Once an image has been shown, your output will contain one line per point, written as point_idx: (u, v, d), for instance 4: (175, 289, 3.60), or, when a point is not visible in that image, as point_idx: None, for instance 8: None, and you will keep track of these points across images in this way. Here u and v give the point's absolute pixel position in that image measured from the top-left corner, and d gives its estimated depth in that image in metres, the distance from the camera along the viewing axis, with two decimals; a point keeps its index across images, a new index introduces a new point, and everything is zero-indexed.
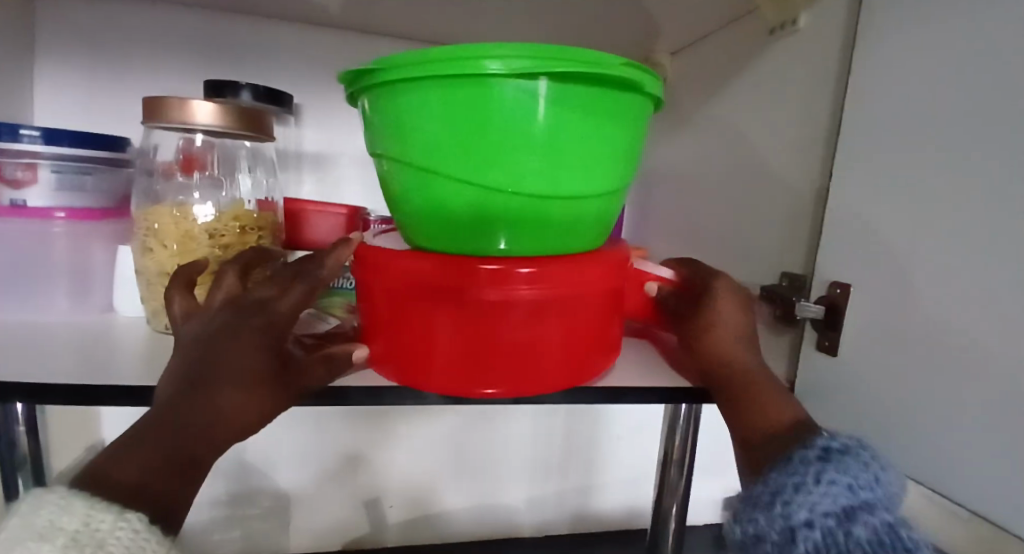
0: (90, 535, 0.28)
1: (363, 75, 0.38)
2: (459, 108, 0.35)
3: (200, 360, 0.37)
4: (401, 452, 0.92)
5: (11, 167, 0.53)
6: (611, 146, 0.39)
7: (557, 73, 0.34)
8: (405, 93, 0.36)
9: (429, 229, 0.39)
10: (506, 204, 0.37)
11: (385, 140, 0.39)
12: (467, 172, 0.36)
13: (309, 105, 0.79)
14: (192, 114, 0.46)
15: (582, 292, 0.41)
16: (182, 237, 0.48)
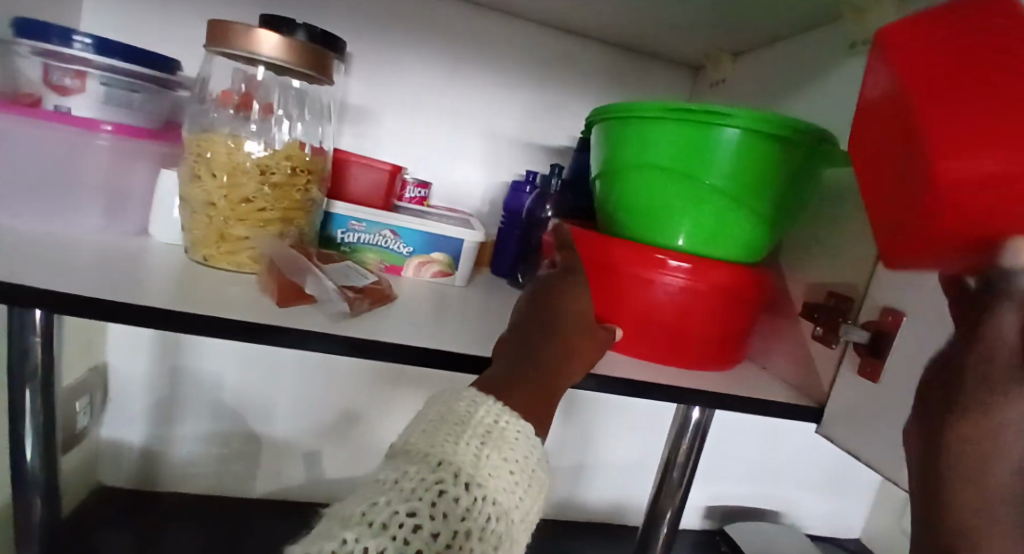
0: (499, 430, 0.31)
1: (607, 114, 0.52)
2: (680, 141, 0.48)
3: (534, 312, 0.42)
4: (401, 415, 0.94)
5: (62, 75, 0.52)
6: (783, 182, 0.48)
7: (758, 127, 0.45)
8: (642, 127, 0.49)
9: (629, 224, 0.53)
10: (693, 213, 0.49)
11: (612, 158, 0.53)
12: (670, 187, 0.49)
13: (358, 56, 0.77)
14: (257, 44, 0.45)
15: (738, 295, 0.51)
16: (234, 169, 0.46)
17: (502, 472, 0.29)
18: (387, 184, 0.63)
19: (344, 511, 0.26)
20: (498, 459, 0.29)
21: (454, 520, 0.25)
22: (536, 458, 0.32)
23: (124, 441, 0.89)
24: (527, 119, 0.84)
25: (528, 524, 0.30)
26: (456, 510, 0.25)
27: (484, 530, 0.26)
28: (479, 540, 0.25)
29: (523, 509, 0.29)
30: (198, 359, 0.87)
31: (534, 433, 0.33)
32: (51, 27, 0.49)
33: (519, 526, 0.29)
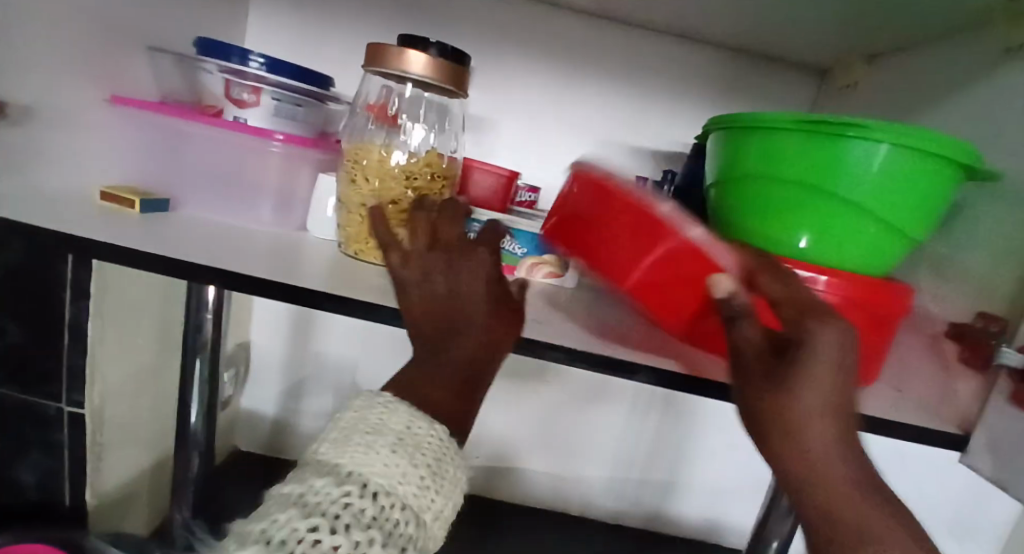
0: (412, 437, 0.32)
1: (730, 123, 0.52)
2: (810, 153, 0.46)
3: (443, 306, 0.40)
4: (499, 411, 0.96)
5: (241, 90, 0.60)
6: (922, 196, 0.46)
7: (898, 140, 0.43)
8: (768, 138, 0.48)
9: (747, 234, 0.52)
10: (820, 226, 0.48)
11: (731, 168, 0.52)
12: (796, 198, 0.48)
13: (479, 69, 0.82)
14: (407, 63, 0.50)
15: (872, 308, 0.48)
16: (384, 174, 0.53)
17: (413, 477, 0.29)
18: (505, 188, 0.67)
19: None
20: (411, 463, 0.30)
21: (363, 527, 0.26)
22: (448, 457, 0.33)
23: (260, 411, 1.01)
24: (637, 126, 0.84)
25: (442, 522, 0.31)
26: (363, 519, 0.26)
27: (396, 532, 0.27)
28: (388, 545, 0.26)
29: (436, 509, 0.30)
30: (323, 343, 0.97)
31: (446, 434, 0.34)
32: (232, 48, 0.58)
33: (434, 521, 0.30)
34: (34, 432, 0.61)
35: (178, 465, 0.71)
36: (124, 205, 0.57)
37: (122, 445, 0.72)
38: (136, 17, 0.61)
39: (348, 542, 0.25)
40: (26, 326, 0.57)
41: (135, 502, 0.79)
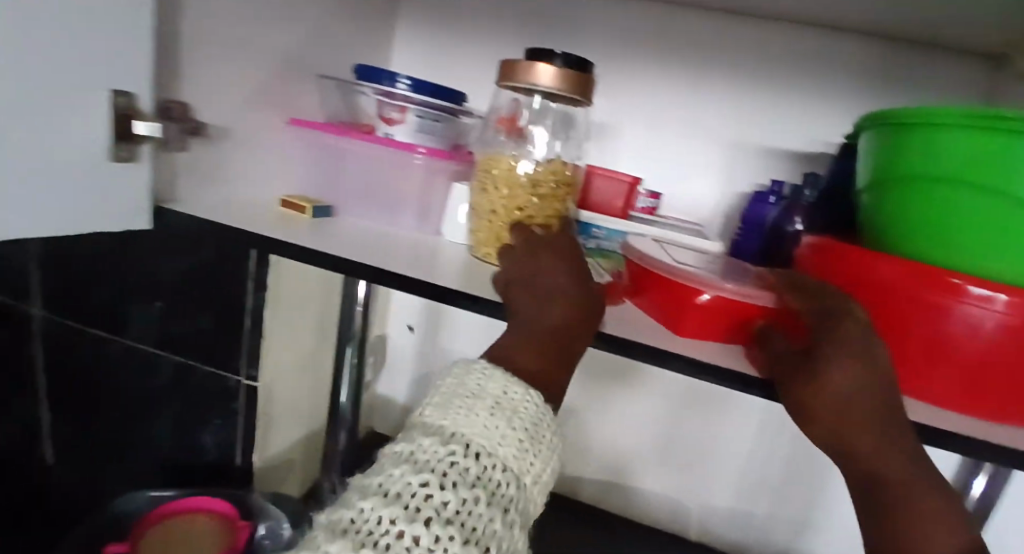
0: (508, 402, 0.36)
1: (890, 118, 0.47)
2: (984, 151, 0.40)
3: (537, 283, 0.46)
4: (614, 418, 0.96)
5: (391, 109, 0.68)
6: None
7: None
8: (934, 134, 0.43)
9: (908, 241, 0.47)
10: (996, 235, 0.41)
11: (890, 168, 0.48)
12: (967, 203, 0.42)
13: (603, 77, 0.84)
14: (536, 77, 0.53)
15: None
16: (510, 184, 0.56)
17: (509, 442, 0.33)
18: (627, 194, 0.68)
19: (361, 500, 0.29)
20: (507, 429, 0.34)
21: (470, 485, 0.30)
22: (541, 424, 0.37)
23: (393, 398, 1.11)
24: (772, 126, 0.79)
25: (539, 483, 0.35)
26: (469, 478, 0.30)
27: (497, 492, 0.31)
28: (489, 501, 0.30)
29: (531, 473, 0.34)
30: (447, 339, 1.03)
31: (541, 405, 0.38)
32: (382, 72, 0.65)
33: (529, 483, 0.34)
34: (219, 401, 0.73)
35: (330, 437, 0.81)
36: (298, 211, 0.67)
37: (283, 417, 0.84)
38: (306, 52, 0.72)
39: (456, 497, 0.28)
40: (218, 313, 0.69)
41: (291, 469, 0.91)
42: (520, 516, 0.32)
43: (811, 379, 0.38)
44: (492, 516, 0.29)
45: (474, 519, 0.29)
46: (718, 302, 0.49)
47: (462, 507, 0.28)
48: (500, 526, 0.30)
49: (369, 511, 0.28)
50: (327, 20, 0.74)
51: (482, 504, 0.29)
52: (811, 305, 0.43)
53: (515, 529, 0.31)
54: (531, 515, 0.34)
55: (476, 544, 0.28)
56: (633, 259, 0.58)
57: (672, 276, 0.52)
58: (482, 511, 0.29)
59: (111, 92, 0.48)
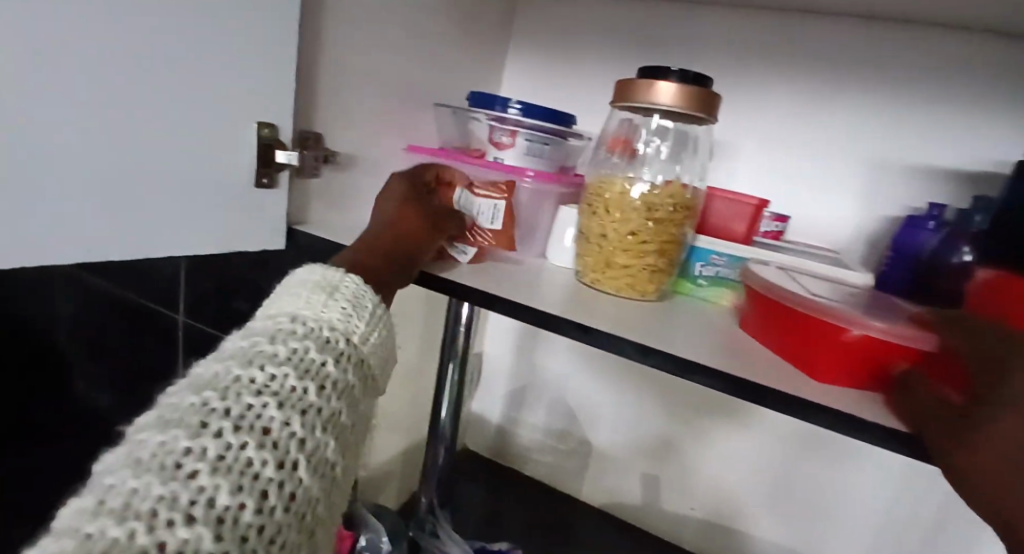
0: (329, 283, 0.41)
1: None
2: None
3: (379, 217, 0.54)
4: (721, 457, 0.88)
5: (501, 133, 0.68)
6: None
7: None
8: None
9: None
10: None
11: None
12: None
13: (723, 92, 0.80)
14: (656, 95, 0.51)
15: None
16: (624, 207, 0.54)
17: (332, 309, 0.38)
18: (751, 218, 0.62)
19: (194, 370, 0.32)
20: (329, 301, 0.39)
21: (299, 339, 0.35)
22: (364, 298, 0.42)
23: (487, 416, 1.11)
24: (925, 141, 0.69)
25: (374, 343, 0.40)
26: (297, 334, 0.35)
27: (328, 344, 0.36)
28: (318, 349, 0.35)
29: (360, 333, 0.39)
30: (546, 362, 1.02)
31: (362, 283, 0.43)
32: (496, 99, 0.67)
33: (362, 342, 0.39)
34: None
35: (428, 452, 0.81)
36: None
37: (384, 427, 0.88)
38: (426, 80, 0.76)
39: (285, 348, 0.33)
40: None
41: (389, 479, 0.94)
42: (356, 365, 0.38)
43: (974, 448, 0.32)
44: (324, 359, 0.35)
45: (307, 362, 0.33)
46: (862, 339, 0.43)
47: (292, 354, 0.33)
48: (335, 368, 0.35)
49: (202, 373, 0.32)
50: (445, 49, 0.77)
51: (313, 350, 0.34)
52: (987, 347, 0.36)
53: (351, 374, 0.36)
54: (373, 370, 0.40)
55: (316, 379, 0.33)
56: (754, 287, 0.53)
57: (804, 307, 0.46)
58: (314, 355, 0.34)
59: (256, 123, 0.54)
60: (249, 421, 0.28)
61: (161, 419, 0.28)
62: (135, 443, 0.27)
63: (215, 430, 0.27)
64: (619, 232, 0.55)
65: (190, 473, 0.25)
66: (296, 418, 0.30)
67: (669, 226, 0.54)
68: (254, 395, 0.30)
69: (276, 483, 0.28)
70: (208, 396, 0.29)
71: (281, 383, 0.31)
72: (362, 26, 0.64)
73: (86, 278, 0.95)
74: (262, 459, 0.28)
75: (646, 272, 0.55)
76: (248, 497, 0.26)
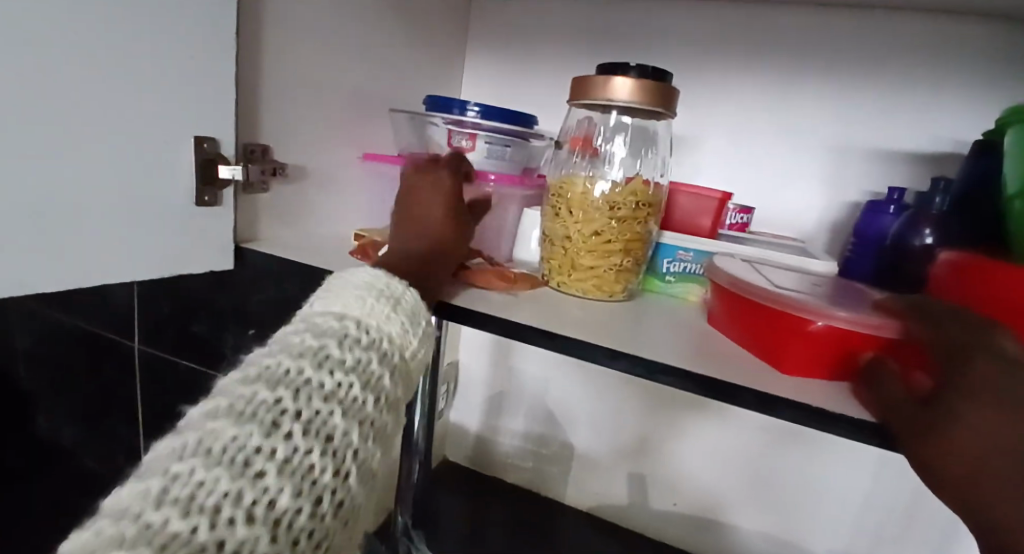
0: (392, 290, 0.38)
1: None
2: None
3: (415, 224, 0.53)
4: (701, 452, 0.88)
5: (460, 137, 0.67)
6: None
7: None
8: None
9: None
10: None
11: None
12: None
13: (682, 86, 0.80)
14: (613, 91, 0.50)
15: None
16: (587, 208, 0.53)
17: (394, 320, 0.36)
18: (715, 211, 0.62)
19: (262, 357, 0.31)
20: (391, 311, 0.37)
21: (363, 348, 0.33)
22: (423, 313, 0.40)
23: (466, 425, 1.09)
24: (880, 124, 0.70)
25: (421, 359, 0.38)
26: (362, 342, 0.33)
27: (388, 354, 0.34)
28: (380, 365, 0.33)
29: (412, 348, 0.37)
30: (522, 365, 1.00)
31: (421, 298, 0.40)
32: (454, 101, 0.66)
33: (411, 356, 0.37)
34: None
35: (403, 467, 0.78)
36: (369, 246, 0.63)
37: None
38: (379, 85, 0.74)
39: (353, 355, 0.32)
40: None
41: None
42: (406, 380, 0.36)
43: (954, 442, 0.31)
44: (383, 373, 0.33)
45: (370, 373, 0.32)
46: (827, 329, 0.42)
47: (358, 363, 0.32)
48: (390, 381, 0.33)
49: (271, 363, 0.30)
50: (399, 53, 0.76)
51: (376, 361, 0.33)
52: (949, 335, 0.36)
53: (402, 388, 0.35)
54: (414, 384, 0.38)
55: (375, 393, 0.32)
56: (720, 282, 0.52)
57: (770, 300, 0.45)
58: (376, 367, 0.32)
59: (195, 138, 0.51)
60: (315, 426, 0.28)
61: (232, 409, 0.27)
62: (205, 429, 0.26)
63: (286, 432, 0.27)
64: (584, 234, 0.53)
65: (258, 473, 0.25)
66: (356, 430, 0.29)
67: (634, 224, 0.53)
68: (323, 401, 0.29)
69: (331, 491, 0.27)
70: (278, 394, 0.28)
71: (346, 392, 0.30)
72: (306, 31, 0.61)
73: (35, 311, 0.90)
74: (323, 467, 0.27)
75: (613, 272, 0.54)
76: (308, 502, 0.26)
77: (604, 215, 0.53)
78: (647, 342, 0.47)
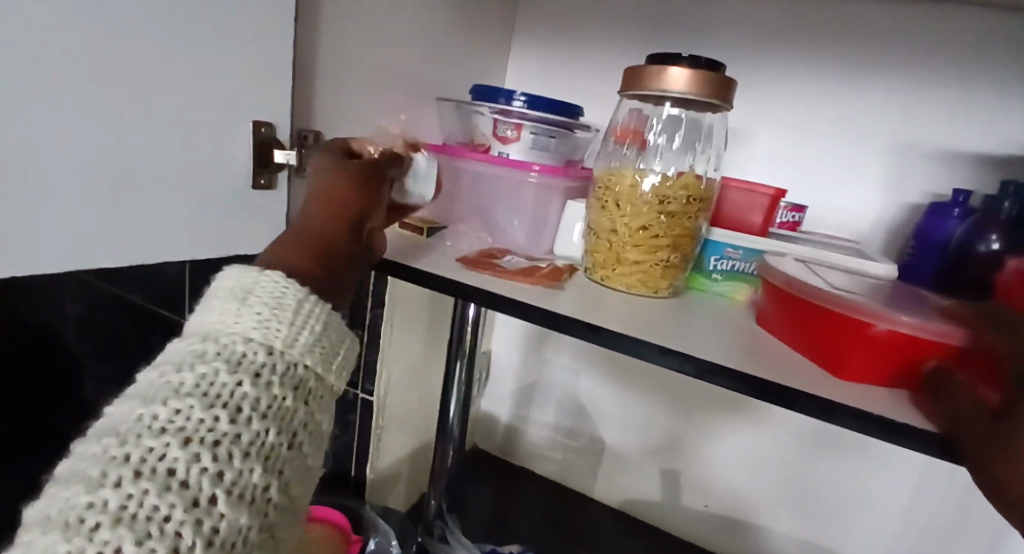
0: (244, 285, 0.34)
1: None
2: None
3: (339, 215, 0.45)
4: (734, 455, 0.86)
5: (505, 127, 0.66)
6: None
7: None
8: None
9: None
10: None
11: None
12: None
13: (739, 76, 0.77)
14: (667, 82, 0.48)
15: None
16: (636, 201, 0.53)
17: (247, 316, 0.32)
18: (767, 208, 0.60)
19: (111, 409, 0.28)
20: (244, 309, 0.32)
21: (209, 361, 0.29)
22: (291, 295, 0.35)
23: (496, 415, 1.09)
24: (950, 121, 0.66)
25: (309, 343, 0.33)
26: (208, 356, 0.29)
27: (245, 360, 0.30)
28: (228, 371, 0.29)
29: (286, 336, 0.32)
30: (556, 359, 1.00)
31: (286, 280, 0.35)
32: (500, 90, 0.65)
33: (292, 345, 0.32)
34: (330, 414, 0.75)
35: (437, 454, 0.79)
36: (415, 233, 0.64)
37: (392, 431, 0.87)
38: (428, 73, 0.74)
39: (192, 374, 0.28)
40: None
41: (398, 481, 0.93)
42: (289, 374, 0.31)
43: None
44: (237, 379, 0.29)
45: (218, 386, 0.28)
46: (890, 334, 0.40)
47: (200, 380, 0.28)
48: (253, 385, 0.29)
49: (113, 414, 0.27)
50: (447, 40, 0.76)
51: (223, 372, 0.28)
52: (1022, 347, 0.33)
53: (281, 386, 0.30)
54: (312, 373, 0.33)
55: (226, 404, 0.27)
56: (775, 283, 0.51)
57: (827, 303, 0.44)
58: (225, 376, 0.28)
59: (255, 122, 0.52)
60: (149, 466, 0.24)
61: (67, 476, 0.25)
62: (46, 502, 0.24)
63: (112, 480, 0.23)
64: (632, 228, 0.53)
65: (94, 526, 0.22)
66: (206, 452, 0.26)
67: (684, 219, 0.52)
68: (154, 435, 0.25)
69: (190, 524, 0.24)
70: (107, 444, 0.25)
71: (186, 416, 0.26)
72: (360, 17, 0.62)
73: (91, 284, 0.94)
74: (169, 503, 0.24)
75: (659, 267, 0.53)
76: (156, 543, 0.23)
77: (654, 209, 0.52)
78: (699, 340, 0.46)
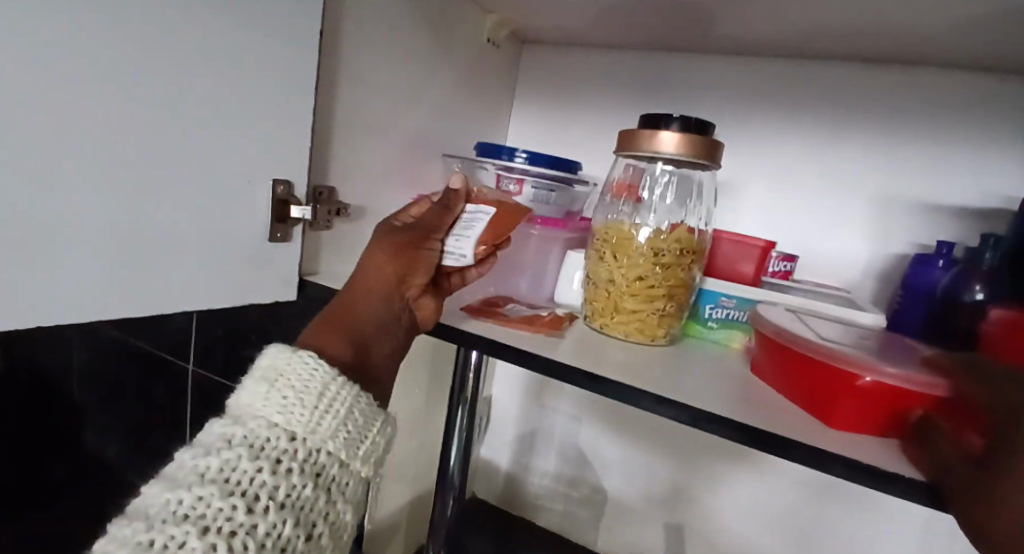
0: (276, 368, 0.35)
1: None
2: None
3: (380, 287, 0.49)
4: (736, 506, 0.86)
5: (508, 182, 0.70)
6: None
7: None
8: None
9: None
10: None
11: None
12: None
13: (729, 134, 0.82)
14: (659, 144, 0.52)
15: None
16: (631, 253, 0.55)
17: (274, 400, 0.33)
18: (758, 259, 0.63)
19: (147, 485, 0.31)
20: (273, 392, 0.34)
21: (234, 448, 0.30)
22: (320, 377, 0.35)
23: (497, 463, 1.09)
24: (929, 178, 0.70)
25: (334, 429, 0.34)
26: (234, 441, 0.31)
27: (267, 447, 0.31)
28: (250, 459, 0.30)
29: (311, 422, 0.33)
30: (557, 406, 1.00)
31: (315, 360, 0.36)
32: (503, 148, 0.69)
33: (315, 432, 0.33)
34: None
35: (437, 505, 0.78)
36: None
37: (392, 479, 0.87)
38: (434, 131, 0.78)
39: (218, 460, 0.30)
40: None
41: (397, 531, 0.92)
42: (311, 462, 0.32)
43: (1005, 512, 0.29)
44: (258, 467, 0.30)
45: (240, 474, 0.29)
46: (875, 384, 0.42)
47: (224, 466, 0.29)
48: (272, 475, 0.30)
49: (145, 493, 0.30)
50: (453, 101, 0.81)
51: (245, 458, 0.30)
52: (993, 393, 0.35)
53: (301, 474, 0.31)
54: (337, 460, 0.34)
55: (245, 494, 0.29)
56: (767, 332, 0.52)
57: (815, 354, 0.46)
58: (247, 464, 0.30)
59: (273, 180, 0.56)
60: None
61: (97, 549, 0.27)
62: None
63: None
64: (628, 278, 0.55)
65: None
66: (222, 543, 0.27)
67: (677, 269, 0.55)
68: (177, 522, 0.27)
69: None
70: (136, 527, 0.27)
71: (208, 505, 0.28)
72: (373, 82, 0.67)
73: (100, 330, 0.96)
74: None
75: (655, 316, 0.55)
76: None
77: (648, 260, 0.55)
78: (695, 388, 0.48)
